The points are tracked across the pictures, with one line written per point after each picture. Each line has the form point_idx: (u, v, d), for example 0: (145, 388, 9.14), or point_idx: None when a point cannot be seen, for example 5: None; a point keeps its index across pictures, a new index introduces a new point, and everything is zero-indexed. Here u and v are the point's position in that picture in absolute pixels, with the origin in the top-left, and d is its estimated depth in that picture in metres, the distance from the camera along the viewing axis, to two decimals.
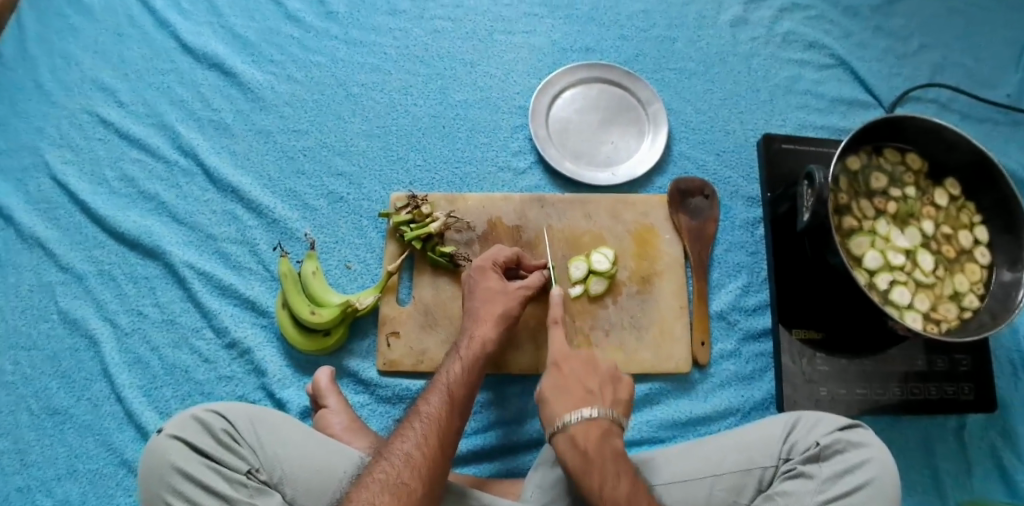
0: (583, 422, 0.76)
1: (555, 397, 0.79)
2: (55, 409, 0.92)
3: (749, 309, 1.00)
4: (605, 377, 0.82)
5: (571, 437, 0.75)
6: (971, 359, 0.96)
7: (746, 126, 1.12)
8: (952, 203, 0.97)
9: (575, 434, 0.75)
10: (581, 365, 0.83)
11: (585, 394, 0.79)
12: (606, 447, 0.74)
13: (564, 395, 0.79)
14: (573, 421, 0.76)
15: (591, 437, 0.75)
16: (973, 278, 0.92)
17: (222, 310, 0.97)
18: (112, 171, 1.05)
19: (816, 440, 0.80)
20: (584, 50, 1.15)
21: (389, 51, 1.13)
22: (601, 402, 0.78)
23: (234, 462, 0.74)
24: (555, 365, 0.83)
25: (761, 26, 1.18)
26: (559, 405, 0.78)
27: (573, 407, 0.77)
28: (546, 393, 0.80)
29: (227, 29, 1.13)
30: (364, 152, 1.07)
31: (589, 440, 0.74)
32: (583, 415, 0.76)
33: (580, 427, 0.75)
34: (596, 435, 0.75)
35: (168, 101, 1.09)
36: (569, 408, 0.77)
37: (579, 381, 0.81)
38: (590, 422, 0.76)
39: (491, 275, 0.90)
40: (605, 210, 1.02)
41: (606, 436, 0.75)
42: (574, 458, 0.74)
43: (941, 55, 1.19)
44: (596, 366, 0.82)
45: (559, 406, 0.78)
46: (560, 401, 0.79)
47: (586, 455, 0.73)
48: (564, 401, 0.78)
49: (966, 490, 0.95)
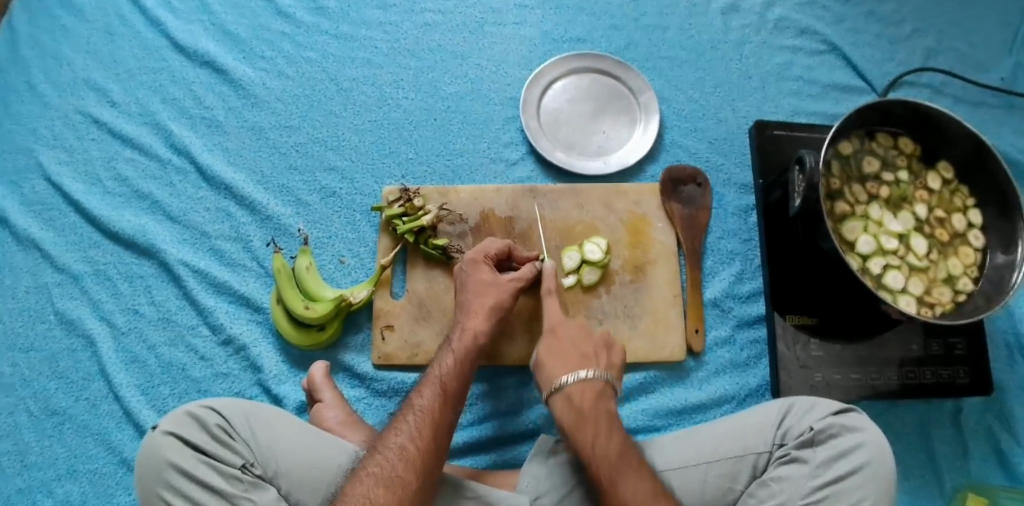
0: (579, 382, 0.80)
1: (554, 359, 0.83)
2: (54, 409, 0.93)
3: (744, 296, 1.00)
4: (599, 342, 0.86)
5: (567, 396, 0.79)
6: (967, 342, 0.96)
7: (738, 114, 1.11)
8: (946, 186, 0.96)
9: (571, 394, 0.79)
10: (578, 331, 0.87)
11: (582, 356, 0.83)
12: (601, 406, 0.79)
13: (563, 357, 0.83)
14: (569, 382, 0.80)
15: (586, 396, 0.79)
16: (967, 261, 0.92)
17: (218, 307, 0.97)
18: (106, 171, 1.05)
19: (809, 425, 0.80)
20: (575, 40, 1.14)
21: (379, 45, 1.13)
22: (597, 364, 0.83)
23: (229, 457, 0.74)
24: (550, 330, 0.87)
25: (752, 13, 1.18)
26: (557, 367, 0.82)
27: (569, 369, 0.81)
28: (542, 356, 0.84)
29: (217, 26, 1.13)
30: (356, 147, 1.07)
31: (585, 400, 0.79)
32: (578, 377, 0.80)
33: (575, 387, 0.79)
34: (592, 395, 0.79)
35: (159, 100, 1.09)
36: (566, 370, 0.81)
37: (576, 347, 0.84)
38: (585, 383, 0.80)
39: (483, 267, 0.90)
40: (598, 200, 1.02)
41: (600, 397, 0.79)
42: (568, 416, 0.78)
43: (933, 38, 1.18)
44: (591, 333, 0.87)
45: (557, 366, 0.82)
46: (558, 363, 0.83)
47: (582, 412, 0.77)
48: (562, 363, 0.82)
49: (963, 473, 0.95)
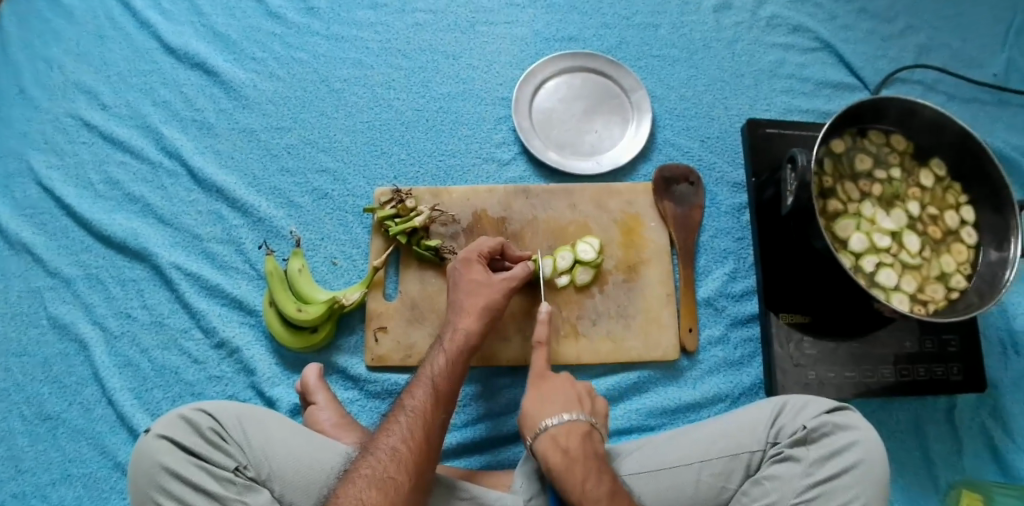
0: (563, 424, 0.78)
1: (538, 404, 0.81)
2: (47, 414, 0.93)
3: (737, 294, 1.00)
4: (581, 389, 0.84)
5: (552, 438, 0.77)
6: (960, 339, 0.96)
7: (731, 112, 1.11)
8: (939, 183, 0.96)
9: (556, 434, 0.77)
10: (564, 382, 0.84)
11: (567, 401, 0.81)
12: (587, 447, 0.76)
13: (547, 402, 0.81)
14: (553, 425, 0.78)
15: (573, 438, 0.76)
16: (960, 258, 0.92)
17: (210, 310, 0.97)
18: (98, 174, 1.05)
19: (803, 424, 0.80)
20: (566, 39, 1.14)
21: (369, 45, 1.12)
22: (582, 409, 0.81)
23: (222, 459, 0.74)
24: (537, 378, 0.84)
25: (745, 11, 1.17)
26: (541, 412, 0.80)
27: (553, 412, 0.79)
28: (528, 404, 0.82)
29: (207, 27, 1.13)
30: (348, 148, 1.07)
31: (570, 441, 0.76)
32: (561, 419, 0.78)
33: (560, 429, 0.77)
34: (579, 436, 0.77)
35: (151, 102, 1.09)
36: (549, 414, 0.79)
37: (561, 392, 0.82)
38: (569, 424, 0.78)
39: (476, 267, 0.90)
40: (590, 199, 1.01)
41: (586, 438, 0.77)
42: (556, 458, 0.75)
43: (926, 35, 1.18)
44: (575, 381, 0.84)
45: (541, 411, 0.80)
46: (541, 408, 0.80)
47: (569, 452, 0.75)
48: (547, 407, 0.80)
49: (957, 469, 0.95)
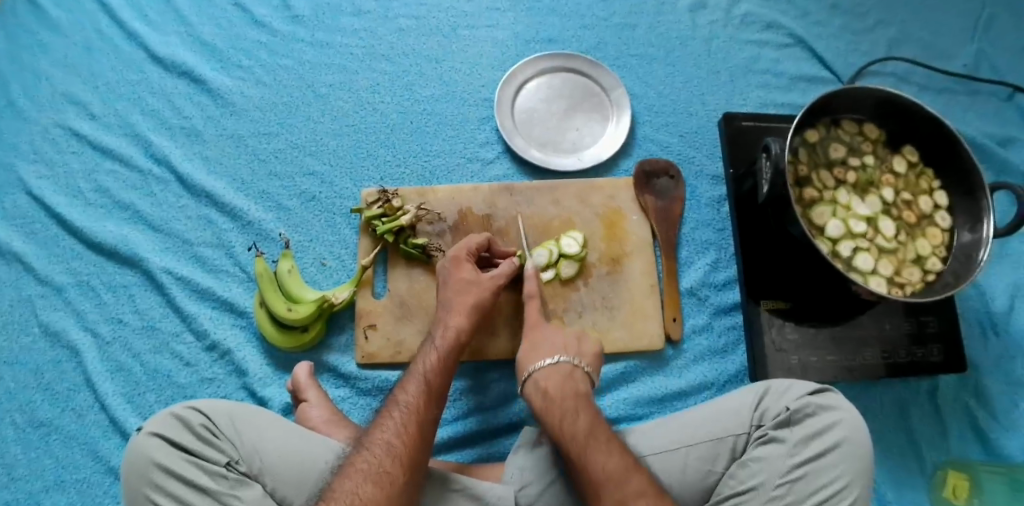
0: (546, 367, 0.83)
1: (531, 349, 0.87)
2: (40, 421, 0.93)
3: (720, 284, 1.02)
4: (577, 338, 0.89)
5: (536, 381, 0.82)
6: (939, 320, 0.98)
7: (708, 108, 1.14)
8: (912, 169, 0.99)
9: (540, 377, 0.82)
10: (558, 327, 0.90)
11: (557, 345, 0.86)
12: (568, 387, 0.81)
13: (537, 347, 0.86)
14: (539, 367, 0.83)
15: (554, 378, 0.81)
16: (934, 241, 0.94)
17: (201, 313, 0.98)
18: (87, 183, 1.07)
19: (786, 406, 0.81)
20: (546, 41, 1.17)
21: (354, 51, 1.15)
22: (572, 352, 0.85)
23: (213, 455, 0.75)
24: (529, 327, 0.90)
25: (719, 9, 1.21)
26: (530, 357, 0.86)
27: (542, 357, 0.84)
28: (521, 350, 0.88)
29: (194, 37, 1.15)
30: (334, 151, 1.09)
31: (553, 382, 0.81)
32: (546, 362, 0.83)
33: (544, 371, 0.82)
34: (560, 377, 0.82)
35: (139, 111, 1.11)
36: (537, 358, 0.84)
37: (551, 338, 0.87)
38: (555, 368, 0.83)
39: (465, 265, 0.92)
40: (573, 195, 1.04)
41: (570, 379, 0.82)
42: (539, 400, 0.80)
43: (896, 29, 1.21)
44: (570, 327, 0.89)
45: (531, 357, 0.85)
46: (532, 354, 0.86)
47: (549, 393, 0.80)
48: (536, 353, 0.86)
49: (941, 449, 0.97)
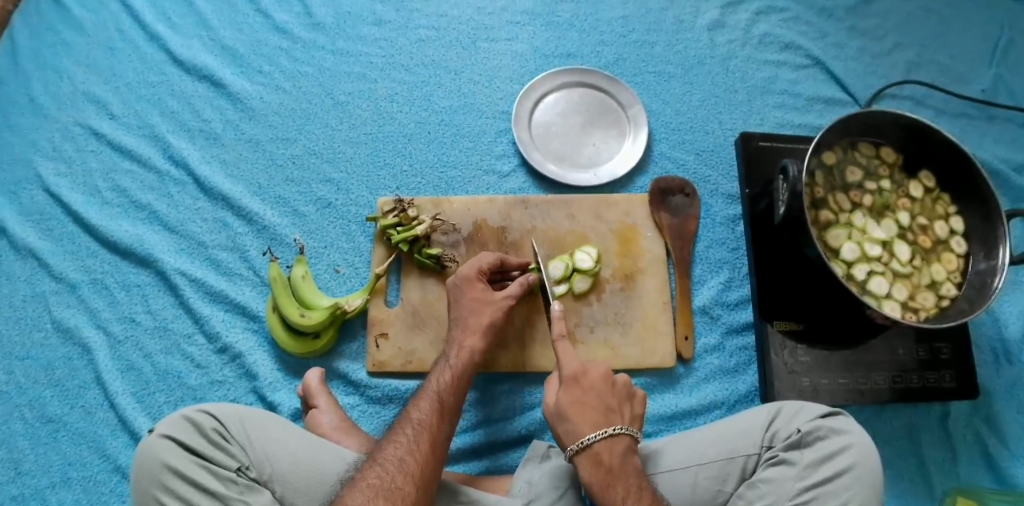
0: (605, 439, 0.77)
1: (580, 411, 0.79)
2: (49, 417, 0.94)
3: (732, 303, 1.02)
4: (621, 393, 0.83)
5: (594, 455, 0.76)
6: (952, 347, 0.98)
7: (725, 126, 1.14)
8: (927, 194, 0.98)
9: (598, 452, 0.76)
10: (601, 381, 0.82)
11: (606, 410, 0.80)
12: (628, 464, 0.77)
13: (586, 410, 0.79)
14: (595, 439, 0.77)
15: (615, 454, 0.76)
16: (950, 267, 0.94)
17: (213, 315, 0.99)
18: (105, 182, 1.08)
19: (797, 428, 0.81)
20: (565, 55, 1.18)
21: (374, 60, 1.16)
22: (622, 418, 0.80)
23: (224, 460, 0.75)
24: (573, 378, 0.82)
25: (738, 29, 1.21)
26: (581, 422, 0.78)
27: (596, 425, 0.78)
28: (565, 407, 0.80)
29: (215, 41, 1.17)
30: (352, 159, 1.10)
31: (613, 458, 0.76)
32: (605, 433, 0.77)
33: (602, 445, 0.77)
34: (620, 452, 0.77)
35: (159, 112, 1.12)
36: (592, 425, 0.78)
37: (599, 398, 0.81)
38: (614, 440, 0.77)
39: (477, 284, 0.92)
40: (588, 210, 1.04)
41: (627, 453, 0.77)
42: (597, 476, 0.75)
43: (915, 52, 1.22)
44: (614, 382, 0.83)
45: (582, 423, 0.78)
46: (580, 416, 0.79)
47: (611, 471, 0.75)
48: (586, 418, 0.79)
49: (951, 476, 0.96)
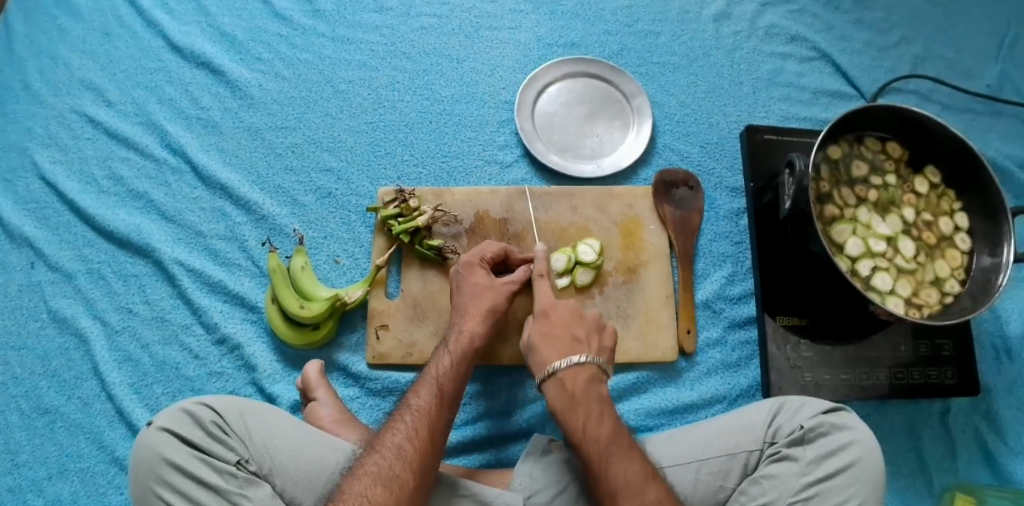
0: (569, 367, 0.81)
1: (547, 344, 0.84)
2: (45, 408, 0.93)
3: (735, 297, 1.02)
4: (590, 325, 0.87)
5: (559, 381, 0.81)
6: (954, 343, 0.97)
7: (729, 119, 1.13)
8: (933, 190, 0.97)
9: (563, 378, 0.81)
10: (570, 314, 0.87)
11: (572, 340, 0.84)
12: (592, 391, 0.80)
13: (553, 342, 0.84)
14: (561, 367, 0.81)
15: (579, 379, 0.81)
16: (953, 263, 0.93)
17: (212, 306, 0.97)
18: (101, 170, 1.06)
19: (800, 424, 0.80)
20: (569, 45, 1.16)
21: (375, 47, 1.14)
22: (588, 350, 0.84)
23: (224, 453, 0.74)
24: (543, 313, 0.87)
25: (744, 20, 1.20)
26: (548, 351, 0.84)
27: (563, 355, 0.83)
28: (535, 339, 0.86)
29: (214, 27, 1.14)
30: (352, 148, 1.08)
31: (577, 383, 0.80)
32: (570, 361, 0.81)
33: (567, 372, 0.81)
34: (584, 380, 0.81)
35: (155, 100, 1.10)
36: (558, 355, 0.82)
37: (566, 329, 0.85)
38: (577, 368, 0.81)
39: (477, 271, 0.91)
40: (591, 202, 1.03)
41: (592, 381, 0.81)
42: (561, 400, 0.80)
43: (921, 46, 1.20)
44: (583, 316, 0.87)
45: (548, 353, 0.83)
46: (549, 348, 0.84)
47: (574, 396, 0.79)
48: (553, 348, 0.84)
49: (951, 472, 0.96)
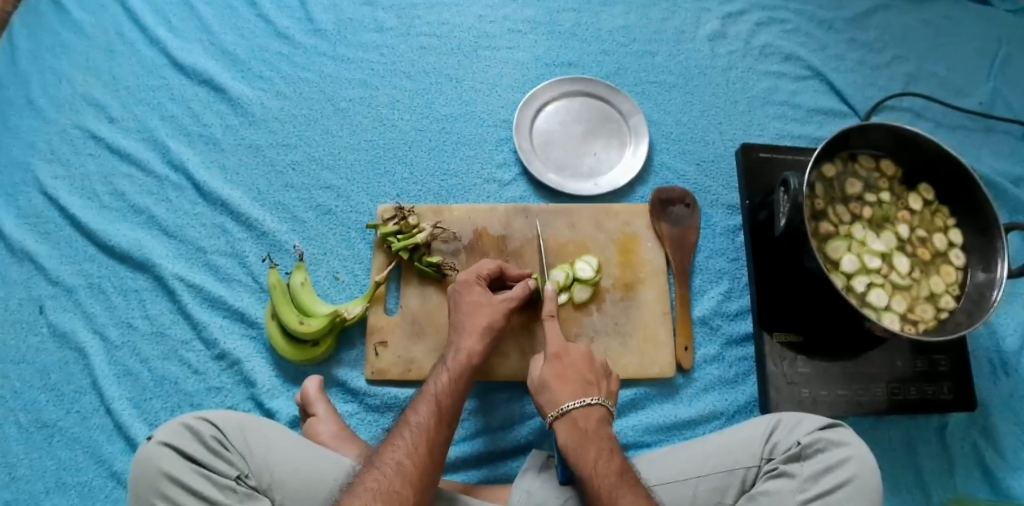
0: (583, 407, 0.79)
1: (558, 382, 0.82)
2: (43, 422, 0.93)
3: (732, 314, 1.02)
4: (600, 369, 0.85)
5: (572, 420, 0.78)
6: (950, 359, 0.98)
7: (725, 137, 1.15)
8: (927, 207, 0.99)
9: (576, 417, 0.78)
10: (582, 359, 0.85)
11: (584, 383, 0.82)
12: (603, 430, 0.78)
13: (567, 381, 0.82)
14: (573, 407, 0.79)
15: (590, 421, 0.78)
16: (948, 279, 0.94)
17: (211, 321, 0.98)
18: (103, 185, 1.07)
19: (797, 440, 0.81)
20: (566, 64, 1.18)
21: (375, 66, 1.16)
22: (597, 392, 0.82)
23: (223, 468, 0.75)
24: (555, 355, 0.84)
25: (738, 40, 1.22)
26: (561, 392, 0.81)
27: (574, 394, 0.81)
28: (547, 379, 0.83)
29: (217, 46, 1.16)
30: (352, 165, 1.09)
31: (589, 424, 0.78)
32: (582, 402, 0.79)
33: (581, 412, 0.79)
34: (596, 420, 0.79)
35: (158, 116, 1.12)
36: (571, 395, 0.80)
37: (578, 372, 0.83)
38: (589, 409, 0.79)
39: (475, 288, 0.92)
40: (589, 219, 1.04)
41: (602, 423, 0.79)
42: (573, 438, 0.77)
43: (914, 65, 1.22)
44: (593, 360, 0.85)
45: (562, 392, 0.81)
46: (561, 387, 0.82)
47: (586, 434, 0.77)
48: (566, 388, 0.81)
49: (949, 488, 0.96)
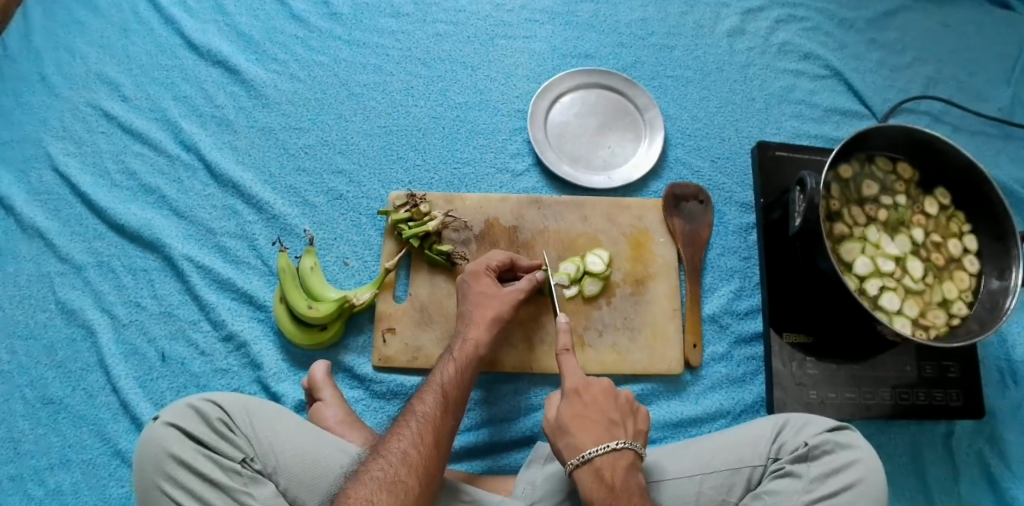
0: (608, 454, 0.74)
1: (579, 425, 0.77)
2: (50, 398, 0.93)
3: (741, 312, 1.02)
4: (624, 408, 0.81)
5: (597, 470, 0.73)
6: (960, 366, 0.97)
7: (741, 134, 1.14)
8: (943, 211, 0.97)
9: (600, 467, 0.73)
10: (603, 394, 0.80)
11: (609, 424, 0.77)
12: (632, 482, 0.73)
13: (589, 424, 0.77)
14: (596, 455, 0.74)
15: (618, 472, 0.73)
16: (961, 285, 0.93)
17: (219, 303, 0.98)
18: (115, 164, 1.07)
19: (804, 441, 0.81)
20: (583, 56, 1.17)
21: (390, 52, 1.15)
22: (624, 433, 0.77)
23: (229, 450, 0.75)
24: (576, 392, 0.79)
25: (757, 36, 1.21)
26: (584, 436, 0.75)
27: (599, 439, 0.75)
28: (567, 420, 0.77)
29: (231, 27, 1.16)
30: (365, 151, 1.09)
31: (615, 475, 0.73)
32: (609, 448, 0.74)
33: (605, 460, 0.74)
34: (623, 468, 0.74)
35: (171, 96, 1.11)
36: (594, 440, 0.75)
37: (601, 412, 0.78)
38: (615, 455, 0.74)
39: (484, 279, 0.92)
40: (602, 213, 1.04)
41: (630, 470, 0.74)
42: (600, 494, 0.72)
43: (934, 67, 1.21)
44: (616, 396, 0.81)
45: (584, 436, 0.75)
46: (583, 431, 0.76)
47: (614, 489, 0.72)
48: (588, 432, 0.76)
49: (952, 494, 0.96)
